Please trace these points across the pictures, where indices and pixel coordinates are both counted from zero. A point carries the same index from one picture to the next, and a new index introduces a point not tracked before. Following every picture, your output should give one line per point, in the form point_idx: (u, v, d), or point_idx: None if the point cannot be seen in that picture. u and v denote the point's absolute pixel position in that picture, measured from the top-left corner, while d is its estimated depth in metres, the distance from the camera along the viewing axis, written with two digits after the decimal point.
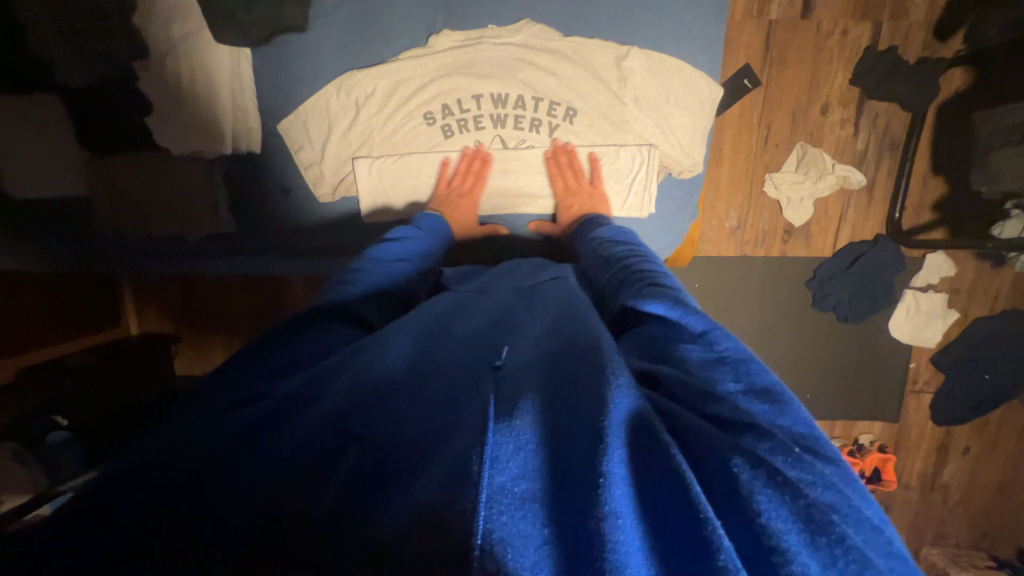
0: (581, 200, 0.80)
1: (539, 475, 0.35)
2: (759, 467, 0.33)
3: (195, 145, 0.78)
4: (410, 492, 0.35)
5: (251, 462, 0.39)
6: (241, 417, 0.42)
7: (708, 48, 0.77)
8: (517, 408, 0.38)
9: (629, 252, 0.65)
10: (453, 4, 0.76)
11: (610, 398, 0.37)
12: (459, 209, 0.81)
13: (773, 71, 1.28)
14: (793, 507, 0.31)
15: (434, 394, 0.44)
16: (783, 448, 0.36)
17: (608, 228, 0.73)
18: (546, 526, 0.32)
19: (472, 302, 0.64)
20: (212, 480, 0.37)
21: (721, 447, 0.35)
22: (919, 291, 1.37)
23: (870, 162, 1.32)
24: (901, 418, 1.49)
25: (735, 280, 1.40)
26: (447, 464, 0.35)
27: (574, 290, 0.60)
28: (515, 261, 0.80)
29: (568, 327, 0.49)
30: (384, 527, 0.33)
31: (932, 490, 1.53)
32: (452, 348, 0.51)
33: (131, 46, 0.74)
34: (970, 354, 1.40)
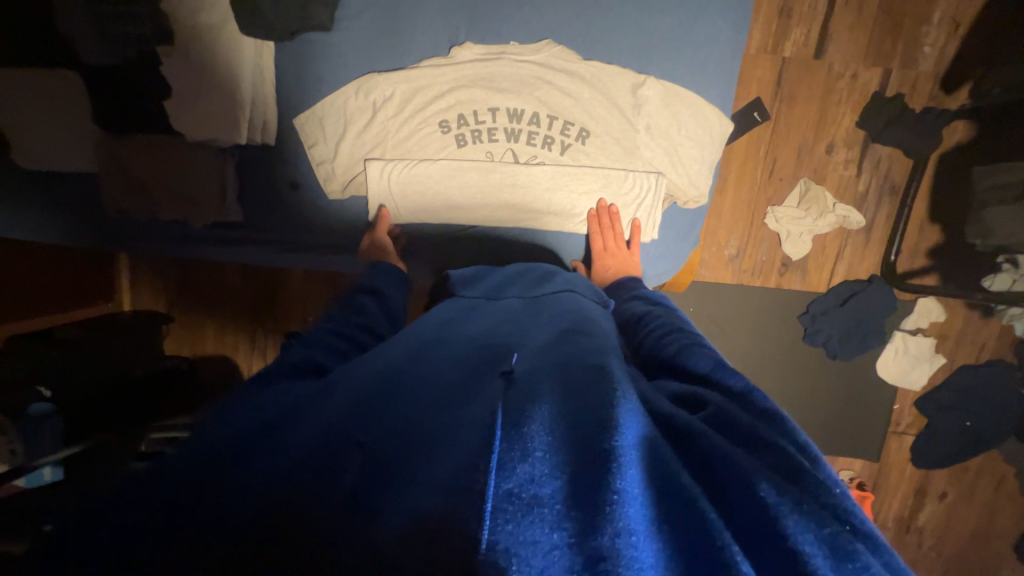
0: (617, 260, 0.81)
1: (549, 481, 0.35)
2: (787, 493, 0.35)
3: (209, 132, 0.78)
4: (413, 495, 0.36)
5: (265, 457, 0.40)
6: (261, 414, 0.45)
7: (721, 84, 0.80)
8: (527, 420, 0.39)
9: (659, 309, 0.67)
10: (477, 18, 0.78)
11: (619, 420, 0.38)
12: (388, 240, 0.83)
13: (782, 107, 1.30)
14: (819, 532, 0.33)
15: (440, 399, 0.46)
16: (818, 480, 0.37)
17: (635, 283, 0.75)
18: (554, 531, 0.32)
19: (478, 307, 0.65)
20: (228, 471, 0.39)
21: (751, 472, 0.36)
22: (908, 335, 1.40)
23: (870, 204, 1.35)
24: (882, 457, 1.50)
25: (729, 308, 1.42)
26: (453, 472, 0.36)
27: (583, 305, 0.61)
28: (521, 264, 0.80)
29: (575, 344, 0.50)
30: (388, 530, 0.33)
31: (907, 531, 1.54)
32: (459, 355, 0.52)
33: (159, 31, 0.76)
34: (954, 400, 1.42)
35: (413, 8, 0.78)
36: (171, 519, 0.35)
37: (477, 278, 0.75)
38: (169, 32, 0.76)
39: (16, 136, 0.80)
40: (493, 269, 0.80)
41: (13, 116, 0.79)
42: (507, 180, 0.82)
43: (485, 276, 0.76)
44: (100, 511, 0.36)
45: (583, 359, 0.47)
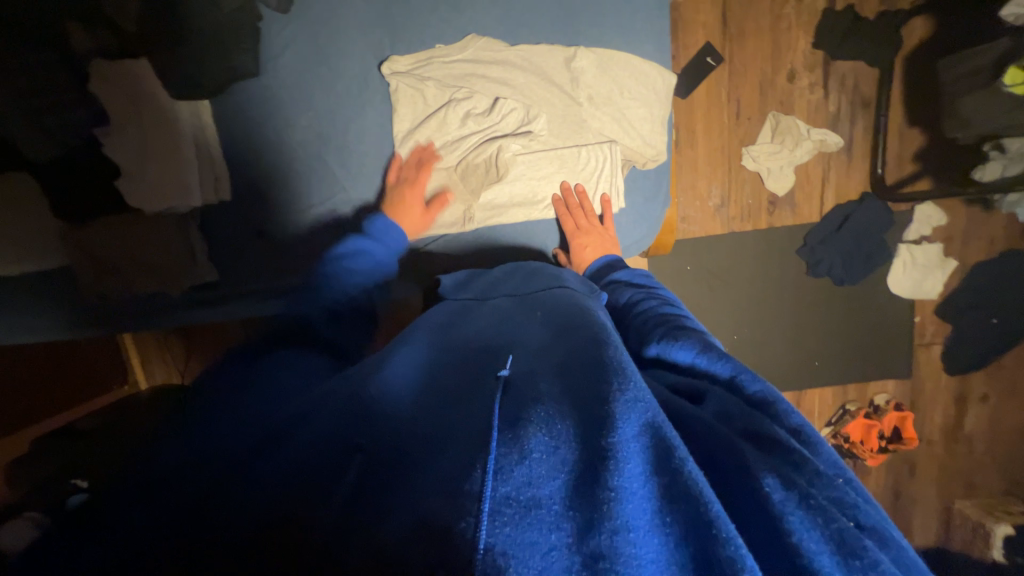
0: (593, 239, 0.80)
1: (548, 481, 0.34)
2: (793, 488, 0.33)
3: (167, 201, 0.79)
4: (411, 498, 0.35)
5: (266, 471, 0.40)
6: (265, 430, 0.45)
7: (655, 39, 0.78)
8: (526, 420, 0.38)
9: (641, 295, 0.65)
10: (398, 29, 0.77)
11: (618, 413, 0.37)
12: (404, 203, 0.79)
13: (734, 46, 1.27)
14: (824, 529, 0.31)
15: (441, 406, 0.44)
16: (820, 471, 0.35)
17: (613, 273, 0.73)
18: (553, 532, 0.32)
19: (471, 309, 0.64)
20: (232, 497, 0.38)
21: (752, 465, 0.35)
22: (913, 245, 1.36)
23: (844, 123, 1.32)
24: (914, 373, 1.46)
25: (726, 258, 1.38)
26: (450, 472, 0.35)
27: (578, 298, 0.59)
28: (511, 264, 0.79)
29: (574, 337, 0.48)
30: (390, 534, 0.33)
31: (956, 441, 1.49)
32: (453, 358, 0.51)
33: (93, 113, 0.74)
34: (975, 299, 1.38)
35: (333, 34, 0.77)
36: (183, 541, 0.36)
37: (470, 280, 0.75)
38: (104, 112, 0.75)
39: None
40: (484, 271, 0.79)
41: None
42: (466, 181, 0.81)
43: (479, 278, 0.75)
44: (123, 530, 0.38)
45: (582, 352, 0.45)
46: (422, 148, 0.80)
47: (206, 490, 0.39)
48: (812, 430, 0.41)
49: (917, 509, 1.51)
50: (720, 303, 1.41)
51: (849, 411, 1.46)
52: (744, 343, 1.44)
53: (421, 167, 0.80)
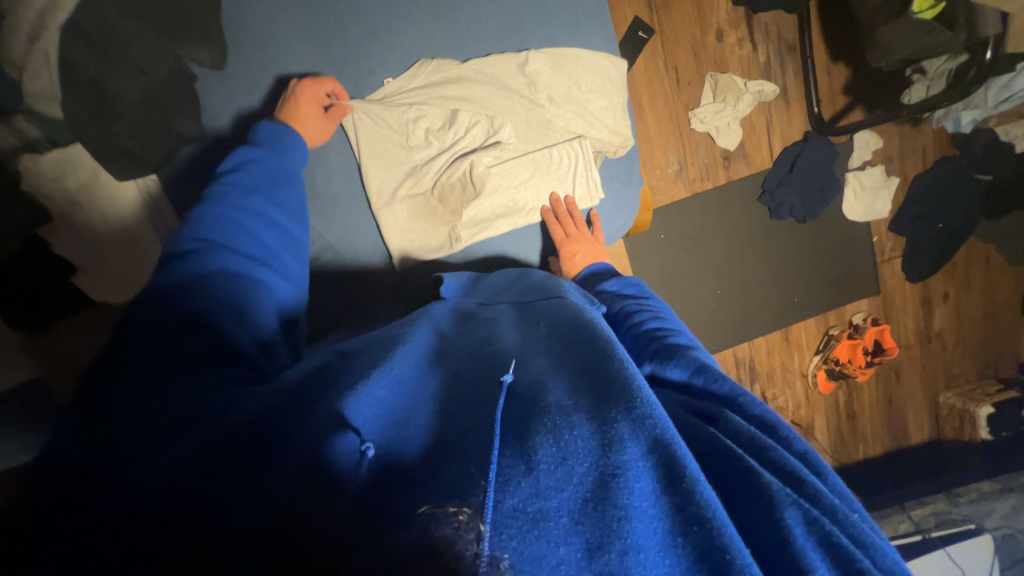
0: (582, 245, 0.82)
1: (556, 492, 0.34)
2: (813, 523, 0.35)
3: (136, 285, 0.74)
4: (412, 504, 0.32)
5: (228, 495, 0.34)
6: (215, 432, 0.37)
7: (600, 29, 0.83)
8: (534, 430, 0.37)
9: (638, 308, 0.67)
10: (344, 65, 0.77)
11: (626, 432, 0.37)
12: (304, 117, 0.72)
13: (661, 16, 1.31)
14: (835, 568, 0.33)
15: (441, 417, 0.42)
16: (835, 506, 0.37)
17: (605, 284, 0.74)
18: (562, 544, 0.31)
19: (471, 318, 0.63)
20: (184, 538, 0.31)
21: (776, 495, 0.36)
22: (858, 172, 1.46)
23: (775, 71, 1.39)
24: (882, 287, 1.57)
25: (696, 218, 1.43)
26: (452, 480, 0.34)
27: (580, 306, 0.59)
28: (514, 270, 0.79)
29: (578, 348, 0.48)
30: (396, 540, 0.30)
31: (930, 340, 1.62)
32: (448, 369, 0.49)
33: (28, 216, 0.68)
34: (920, 209, 1.49)
35: (280, 84, 0.76)
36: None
37: (475, 285, 0.75)
38: (43, 213, 0.69)
39: None
40: (482, 277, 0.80)
41: None
42: (445, 203, 0.82)
43: (484, 283, 0.75)
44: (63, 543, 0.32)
45: (589, 363, 0.45)
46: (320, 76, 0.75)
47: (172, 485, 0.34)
48: (821, 462, 0.43)
49: (909, 410, 1.63)
50: (699, 262, 1.46)
51: (834, 335, 1.55)
52: (729, 295, 1.50)
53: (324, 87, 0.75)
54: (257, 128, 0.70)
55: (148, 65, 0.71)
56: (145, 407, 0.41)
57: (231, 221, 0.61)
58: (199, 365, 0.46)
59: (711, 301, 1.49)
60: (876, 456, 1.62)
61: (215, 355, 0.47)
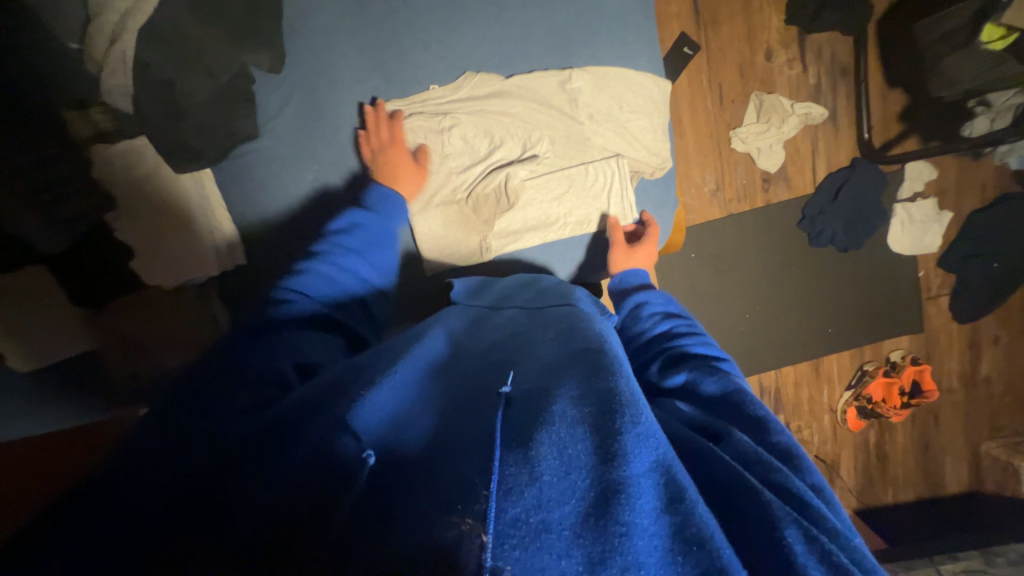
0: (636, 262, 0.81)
1: (558, 505, 0.34)
2: (814, 543, 0.34)
3: (184, 274, 0.80)
4: (415, 516, 0.34)
5: (250, 487, 0.38)
6: (239, 439, 0.43)
7: (645, 49, 0.82)
8: (535, 440, 0.38)
9: (679, 323, 0.67)
10: (392, 73, 0.80)
11: (629, 448, 0.37)
12: (393, 169, 0.78)
13: (709, 33, 1.29)
14: None
15: (446, 423, 0.43)
16: (833, 530, 0.37)
17: (643, 292, 0.73)
18: (563, 558, 0.31)
19: (484, 320, 0.63)
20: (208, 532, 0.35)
21: (776, 514, 0.36)
22: (908, 203, 1.39)
23: (826, 94, 1.34)
24: (926, 326, 1.49)
25: (729, 240, 1.40)
26: (454, 489, 0.35)
27: (590, 316, 0.59)
28: (525, 275, 0.79)
29: (584, 357, 0.49)
30: (395, 549, 0.32)
31: (975, 386, 1.52)
32: (457, 374, 0.51)
33: (99, 201, 0.75)
34: (974, 247, 1.41)
35: (331, 88, 0.79)
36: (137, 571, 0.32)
37: (483, 287, 0.74)
38: (111, 199, 0.76)
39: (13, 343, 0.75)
40: (491, 280, 0.79)
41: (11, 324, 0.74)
42: (478, 212, 0.83)
43: (492, 285, 0.76)
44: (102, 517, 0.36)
45: (592, 372, 0.46)
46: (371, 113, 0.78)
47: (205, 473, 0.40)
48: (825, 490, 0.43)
49: (946, 456, 1.54)
50: (730, 285, 1.42)
51: (868, 371, 1.48)
52: (758, 320, 1.45)
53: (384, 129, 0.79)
54: (366, 193, 0.76)
55: (214, 69, 0.75)
56: (186, 409, 0.47)
57: (329, 277, 0.67)
58: (231, 372, 0.52)
59: (739, 325, 1.45)
60: (905, 501, 1.54)
61: (240, 368, 0.53)
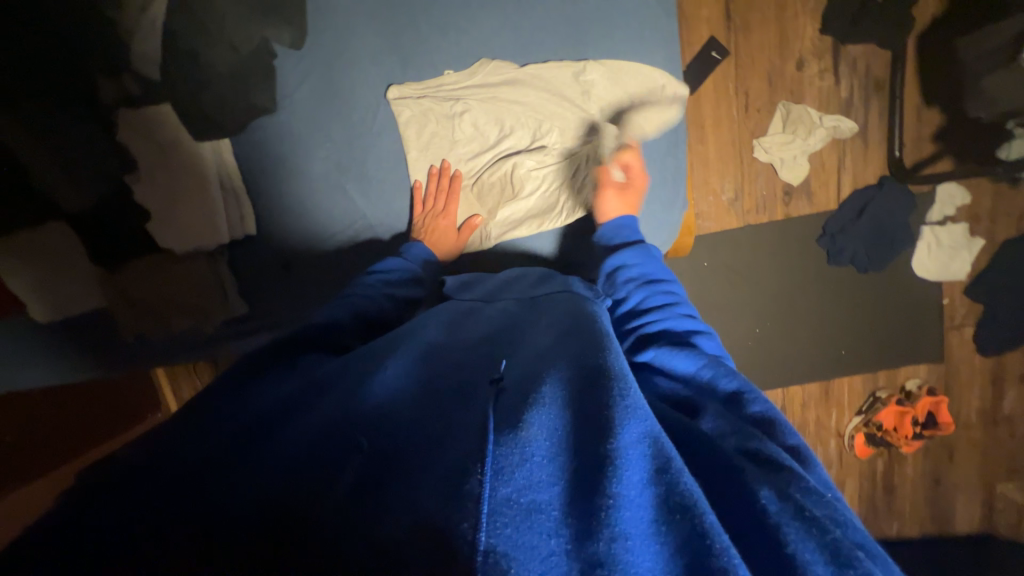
0: (619, 205, 0.81)
1: (547, 487, 0.35)
2: (788, 500, 0.35)
3: (196, 240, 0.83)
4: (412, 496, 0.36)
5: (255, 468, 0.40)
6: (242, 425, 0.45)
7: (664, 47, 0.81)
8: (524, 420, 0.39)
9: (655, 292, 0.66)
10: (410, 57, 0.81)
11: (617, 421, 0.38)
12: (435, 229, 0.84)
13: (739, 38, 1.27)
14: (820, 540, 0.32)
15: (438, 407, 0.44)
16: (810, 487, 0.37)
17: (619, 254, 0.71)
18: (551, 537, 0.33)
19: (477, 310, 0.64)
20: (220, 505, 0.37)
21: (750, 478, 0.37)
22: (937, 227, 1.33)
23: (858, 108, 1.30)
24: (946, 357, 1.43)
25: (744, 252, 1.37)
26: (449, 470, 0.37)
27: (581, 299, 0.60)
28: (514, 269, 0.79)
29: (574, 336, 0.49)
30: (390, 532, 0.34)
31: (995, 424, 1.45)
32: (453, 354, 0.52)
33: (121, 162, 0.78)
34: (1005, 278, 1.35)
35: (348, 68, 0.80)
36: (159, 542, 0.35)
37: (472, 283, 0.74)
38: (132, 160, 0.78)
39: (40, 294, 0.82)
40: (488, 275, 0.79)
41: (37, 275, 0.80)
42: (483, 200, 0.87)
43: (478, 281, 0.75)
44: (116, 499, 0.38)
45: (580, 355, 0.46)
46: (433, 173, 0.85)
47: (223, 450, 0.42)
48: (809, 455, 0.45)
49: (958, 494, 1.48)
50: (742, 298, 1.40)
51: (880, 398, 1.43)
52: (768, 336, 1.42)
53: (439, 190, 0.85)
54: (404, 248, 0.80)
55: (236, 41, 0.77)
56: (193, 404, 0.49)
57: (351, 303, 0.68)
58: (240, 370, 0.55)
59: (748, 339, 1.42)
60: (910, 535, 1.49)
61: (244, 364, 0.56)
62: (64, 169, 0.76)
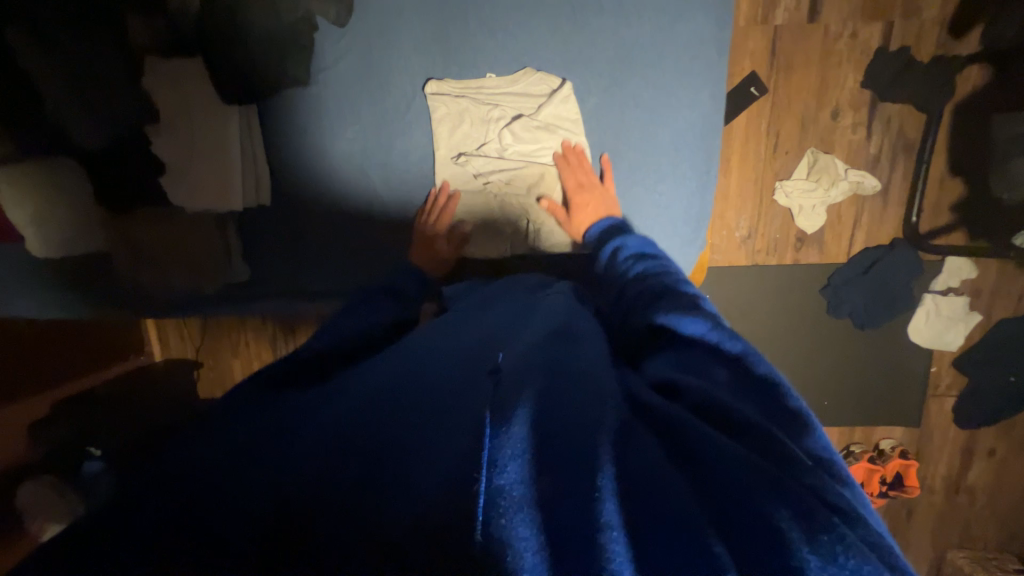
0: (593, 198, 0.80)
1: (534, 477, 0.35)
2: (765, 474, 0.33)
3: (209, 200, 0.82)
4: (414, 488, 0.36)
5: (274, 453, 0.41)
6: (260, 418, 0.46)
7: (712, 83, 0.79)
8: (512, 412, 0.39)
9: (654, 265, 0.62)
10: (452, 51, 0.79)
11: (603, 416, 0.39)
12: (432, 239, 0.84)
13: (779, 77, 1.25)
14: (794, 510, 0.31)
15: (433, 401, 0.45)
16: (790, 457, 0.35)
17: (621, 236, 0.70)
18: (540, 530, 0.32)
19: (474, 313, 0.66)
20: (233, 477, 0.38)
21: (728, 450, 0.35)
22: (939, 296, 1.34)
23: (884, 166, 1.29)
24: (923, 422, 1.45)
25: (748, 291, 1.38)
26: (450, 463, 0.37)
27: (571, 306, 0.63)
28: (512, 274, 0.82)
29: (565, 340, 0.52)
30: (394, 527, 0.34)
31: (958, 493, 1.49)
32: (451, 353, 0.53)
33: (144, 108, 0.78)
34: (994, 355, 1.37)
35: (387, 53, 0.79)
36: (163, 519, 0.35)
37: (461, 296, 0.76)
38: (155, 108, 0.78)
39: (42, 227, 0.81)
40: (481, 281, 0.82)
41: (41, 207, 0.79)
42: (505, 211, 0.85)
43: (478, 287, 0.79)
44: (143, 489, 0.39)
45: (572, 358, 0.48)
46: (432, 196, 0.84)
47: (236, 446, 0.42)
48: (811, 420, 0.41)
49: (908, 552, 1.53)
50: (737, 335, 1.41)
51: (853, 453, 1.46)
52: None
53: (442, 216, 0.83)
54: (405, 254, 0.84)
55: (280, 6, 0.74)
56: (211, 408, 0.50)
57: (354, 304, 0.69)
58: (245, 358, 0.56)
59: None
60: None
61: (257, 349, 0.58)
62: (79, 103, 0.74)
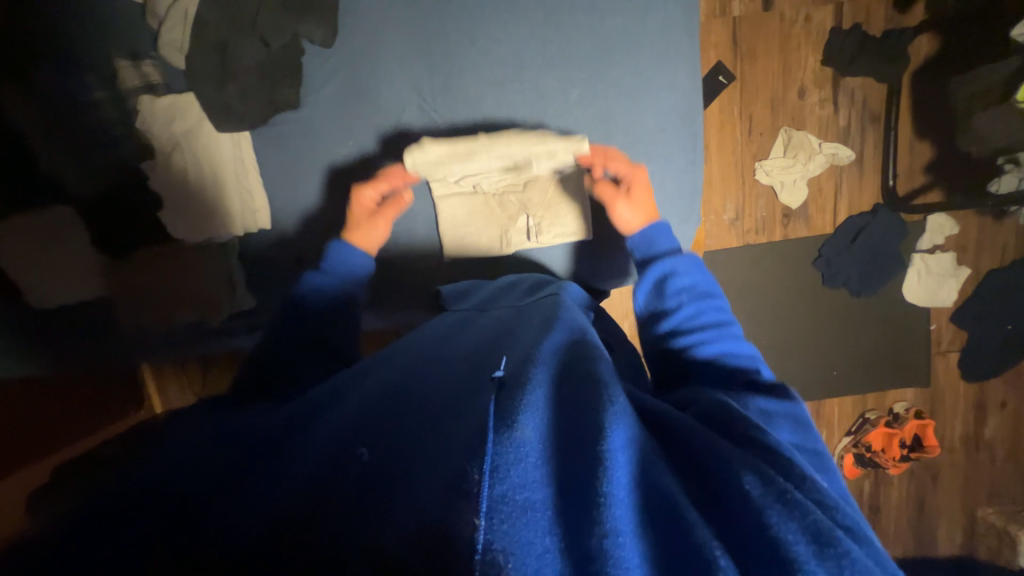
0: (635, 197, 0.82)
1: (538, 486, 0.37)
2: (769, 485, 0.41)
3: (209, 231, 0.83)
4: (411, 502, 0.38)
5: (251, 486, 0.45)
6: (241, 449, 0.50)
7: (687, 67, 0.84)
8: (517, 420, 0.40)
9: (702, 312, 0.73)
10: (436, 61, 0.82)
11: (609, 425, 0.42)
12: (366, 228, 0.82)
13: (744, 64, 1.31)
14: (801, 521, 0.39)
15: (432, 415, 0.47)
16: (801, 473, 0.45)
17: (673, 260, 0.77)
18: (546, 536, 0.34)
19: (471, 321, 0.68)
20: (219, 505, 0.43)
21: (739, 468, 0.43)
22: (926, 255, 1.38)
23: (855, 137, 1.35)
24: (932, 381, 1.47)
25: (743, 271, 1.40)
26: (448, 469, 0.38)
27: (571, 311, 0.66)
28: (512, 276, 0.86)
29: (562, 346, 0.54)
30: (389, 539, 0.35)
31: (977, 449, 1.49)
32: (449, 366, 0.55)
33: (138, 147, 0.79)
34: (988, 307, 1.40)
35: (373, 70, 0.82)
36: (168, 541, 0.41)
37: (470, 291, 0.82)
38: (149, 146, 0.79)
39: (36, 283, 0.81)
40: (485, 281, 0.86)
41: (28, 259, 0.79)
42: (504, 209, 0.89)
43: (474, 289, 0.83)
44: (130, 523, 0.43)
45: (571, 367, 0.51)
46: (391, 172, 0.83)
47: (217, 477, 0.47)
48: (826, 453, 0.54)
49: (940, 517, 1.51)
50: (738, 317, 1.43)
51: (869, 420, 1.46)
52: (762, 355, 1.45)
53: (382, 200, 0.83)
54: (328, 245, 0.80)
55: (269, 36, 0.77)
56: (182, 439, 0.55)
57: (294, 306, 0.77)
58: (227, 403, 0.62)
59: None
60: (892, 557, 1.52)
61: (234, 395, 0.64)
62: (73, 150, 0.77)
